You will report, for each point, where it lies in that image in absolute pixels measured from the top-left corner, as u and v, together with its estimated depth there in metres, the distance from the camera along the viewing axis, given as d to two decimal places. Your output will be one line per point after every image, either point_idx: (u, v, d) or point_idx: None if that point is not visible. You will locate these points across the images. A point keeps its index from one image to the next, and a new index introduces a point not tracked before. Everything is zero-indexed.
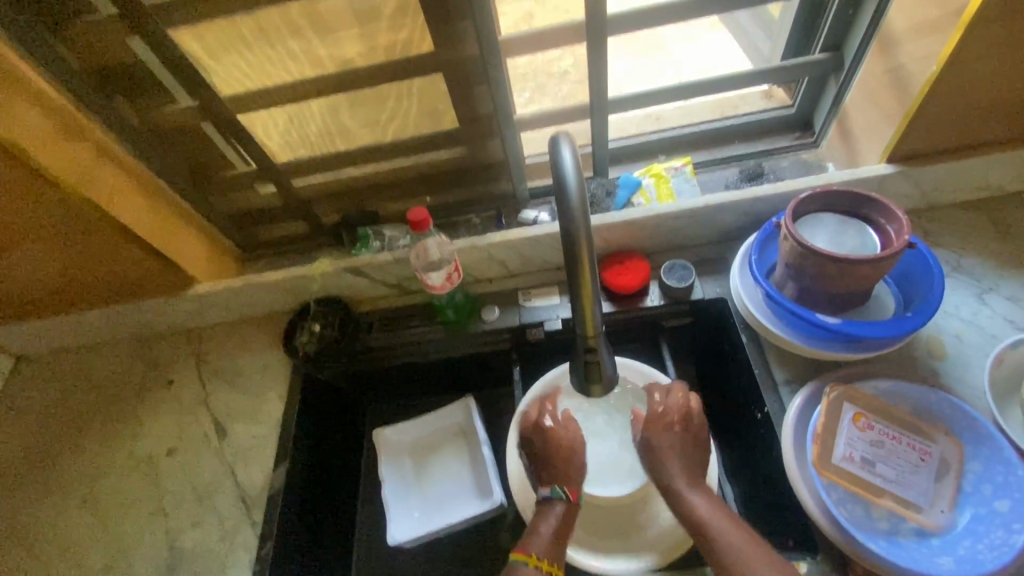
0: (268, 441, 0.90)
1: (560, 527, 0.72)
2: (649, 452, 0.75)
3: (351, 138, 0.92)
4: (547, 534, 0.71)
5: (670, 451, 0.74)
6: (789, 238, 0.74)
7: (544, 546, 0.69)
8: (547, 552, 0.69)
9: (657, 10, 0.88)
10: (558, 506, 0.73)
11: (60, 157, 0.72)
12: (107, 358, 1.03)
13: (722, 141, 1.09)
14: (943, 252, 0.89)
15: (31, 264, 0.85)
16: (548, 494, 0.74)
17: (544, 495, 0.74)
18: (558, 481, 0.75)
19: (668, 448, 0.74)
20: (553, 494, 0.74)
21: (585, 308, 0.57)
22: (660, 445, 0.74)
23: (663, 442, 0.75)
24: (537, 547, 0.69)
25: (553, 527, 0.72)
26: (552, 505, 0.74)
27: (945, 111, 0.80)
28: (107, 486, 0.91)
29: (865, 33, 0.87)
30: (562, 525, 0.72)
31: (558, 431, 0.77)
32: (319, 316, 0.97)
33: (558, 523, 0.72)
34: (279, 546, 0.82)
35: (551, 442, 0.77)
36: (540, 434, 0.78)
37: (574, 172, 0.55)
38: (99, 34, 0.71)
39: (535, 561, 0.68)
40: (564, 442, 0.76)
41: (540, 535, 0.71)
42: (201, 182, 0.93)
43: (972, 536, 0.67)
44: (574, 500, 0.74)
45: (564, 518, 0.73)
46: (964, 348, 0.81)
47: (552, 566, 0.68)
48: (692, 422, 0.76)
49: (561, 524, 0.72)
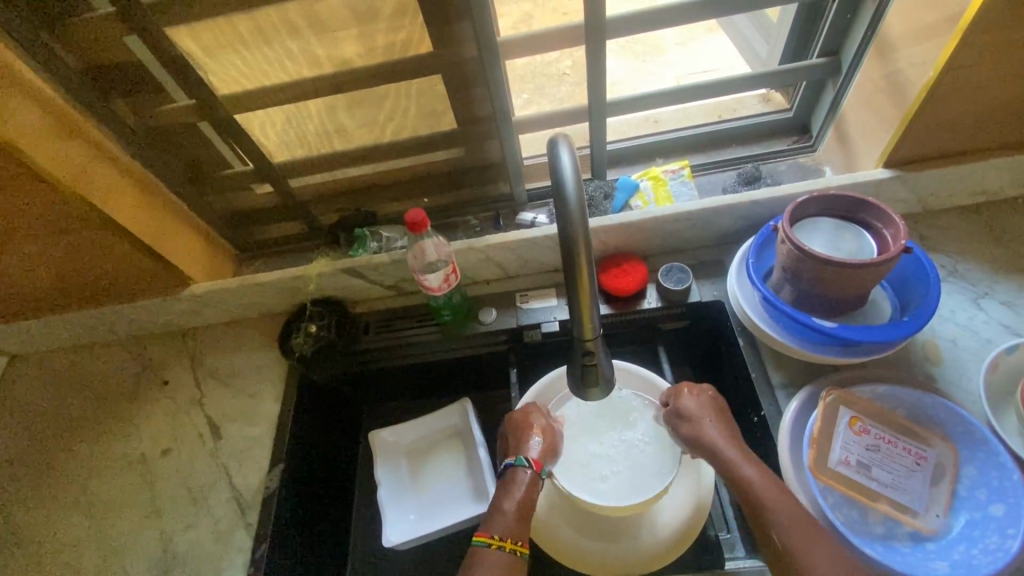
0: (264, 442, 0.89)
1: (523, 501, 0.71)
2: (685, 424, 0.74)
3: (348, 139, 0.92)
4: (511, 507, 0.70)
5: (705, 416, 0.73)
6: (786, 242, 0.74)
7: (506, 525, 0.68)
8: (510, 532, 0.68)
9: (655, 13, 0.88)
10: (523, 476, 0.73)
11: (56, 156, 0.72)
12: (102, 357, 1.02)
13: (720, 144, 1.09)
14: (938, 256, 0.90)
15: (25, 263, 0.84)
16: (512, 462, 0.75)
17: (508, 463, 0.75)
18: (521, 453, 0.76)
19: (705, 414, 0.73)
20: (516, 461, 0.75)
21: (582, 311, 0.56)
22: (697, 413, 0.73)
23: (693, 408, 0.74)
24: (499, 528, 0.68)
25: (517, 499, 0.71)
26: (513, 474, 0.74)
27: (942, 116, 0.80)
28: (101, 486, 0.90)
29: (862, 39, 0.88)
30: (526, 495, 0.72)
31: (535, 419, 0.80)
32: (315, 317, 0.97)
33: (520, 496, 0.72)
34: (273, 548, 0.82)
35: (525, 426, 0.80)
36: (517, 423, 0.81)
37: (572, 174, 0.54)
38: (97, 33, 0.71)
39: (499, 543, 0.66)
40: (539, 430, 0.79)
41: (505, 509, 0.70)
42: (196, 181, 0.92)
43: (967, 541, 0.67)
44: (537, 468, 0.74)
45: (527, 489, 0.73)
46: (959, 352, 0.81)
47: (518, 545, 0.67)
48: (713, 394, 0.76)
49: (524, 495, 0.72)
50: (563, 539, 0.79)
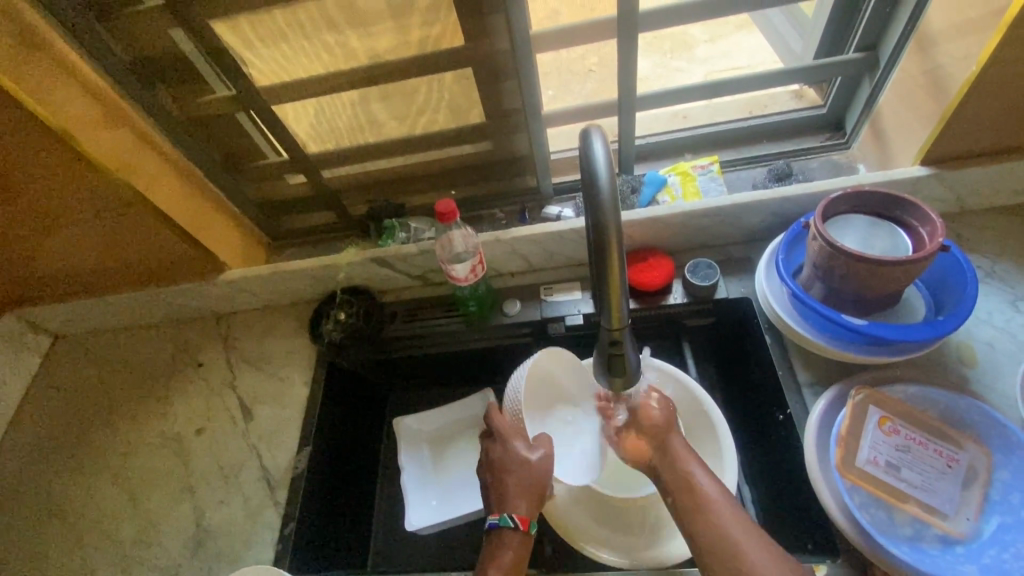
0: (293, 423, 0.92)
1: (513, 563, 0.67)
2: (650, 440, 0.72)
3: (381, 130, 0.93)
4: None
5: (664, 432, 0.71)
6: (817, 238, 0.73)
7: None
8: None
9: (687, 8, 0.88)
10: (506, 544, 0.68)
11: (105, 144, 0.74)
12: (140, 339, 1.06)
13: (750, 140, 1.08)
14: (976, 256, 0.88)
15: (71, 244, 0.87)
16: (497, 521, 0.70)
17: (492, 523, 0.70)
18: (507, 508, 0.71)
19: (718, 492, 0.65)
20: (501, 521, 0.69)
21: (611, 300, 0.55)
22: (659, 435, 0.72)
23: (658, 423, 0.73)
24: None
25: (504, 563, 0.67)
26: (501, 534, 0.69)
27: (983, 114, 0.78)
28: (138, 462, 0.94)
29: (902, 33, 0.86)
30: (515, 559, 0.68)
31: (515, 443, 0.74)
32: (344, 305, 0.99)
33: (511, 558, 0.67)
34: (300, 527, 0.84)
35: (506, 465, 0.73)
36: (495, 462, 0.75)
37: (605, 166, 0.53)
38: (144, 23, 0.73)
39: None
40: (523, 466, 0.73)
41: None
42: (233, 171, 0.95)
43: (998, 545, 0.66)
44: (524, 527, 0.69)
45: (515, 552, 0.68)
46: (996, 356, 0.79)
47: None
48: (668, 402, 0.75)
49: (512, 557, 0.68)
50: (572, 516, 0.79)
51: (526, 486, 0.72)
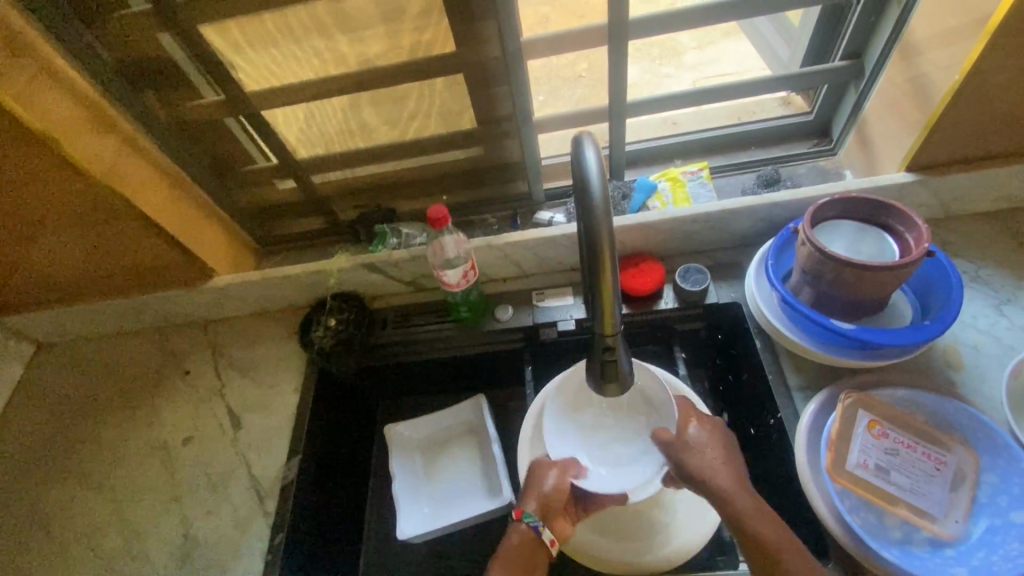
0: (282, 431, 0.91)
1: (513, 551, 0.68)
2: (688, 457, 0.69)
3: (371, 136, 0.93)
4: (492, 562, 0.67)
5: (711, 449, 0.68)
6: (806, 243, 0.74)
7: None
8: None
9: (677, 15, 0.88)
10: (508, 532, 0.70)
11: (90, 149, 0.73)
12: (126, 347, 1.04)
13: (738, 147, 1.09)
14: (961, 261, 0.89)
15: (55, 250, 0.86)
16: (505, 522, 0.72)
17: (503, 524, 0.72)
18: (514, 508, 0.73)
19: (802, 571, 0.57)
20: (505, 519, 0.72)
21: (604, 306, 0.55)
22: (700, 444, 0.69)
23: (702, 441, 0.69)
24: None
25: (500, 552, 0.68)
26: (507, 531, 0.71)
27: (966, 121, 0.80)
28: (123, 473, 0.92)
29: (887, 41, 0.88)
30: (514, 547, 0.68)
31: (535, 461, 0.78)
32: (335, 311, 0.98)
33: (511, 546, 0.68)
34: (290, 537, 0.83)
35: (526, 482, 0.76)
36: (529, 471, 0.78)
37: (597, 170, 0.53)
38: (131, 28, 0.72)
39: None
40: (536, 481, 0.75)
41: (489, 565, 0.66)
42: (222, 177, 0.94)
43: (987, 547, 0.66)
44: (518, 516, 0.70)
45: (517, 540, 0.69)
46: (982, 359, 0.80)
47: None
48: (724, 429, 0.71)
49: (510, 546, 0.68)
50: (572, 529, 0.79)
51: (535, 491, 0.73)
